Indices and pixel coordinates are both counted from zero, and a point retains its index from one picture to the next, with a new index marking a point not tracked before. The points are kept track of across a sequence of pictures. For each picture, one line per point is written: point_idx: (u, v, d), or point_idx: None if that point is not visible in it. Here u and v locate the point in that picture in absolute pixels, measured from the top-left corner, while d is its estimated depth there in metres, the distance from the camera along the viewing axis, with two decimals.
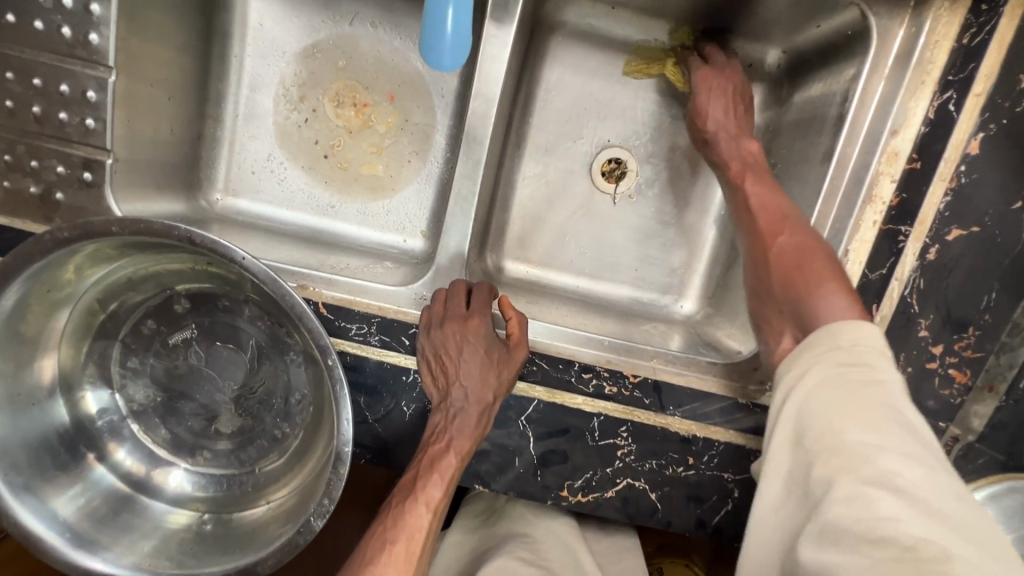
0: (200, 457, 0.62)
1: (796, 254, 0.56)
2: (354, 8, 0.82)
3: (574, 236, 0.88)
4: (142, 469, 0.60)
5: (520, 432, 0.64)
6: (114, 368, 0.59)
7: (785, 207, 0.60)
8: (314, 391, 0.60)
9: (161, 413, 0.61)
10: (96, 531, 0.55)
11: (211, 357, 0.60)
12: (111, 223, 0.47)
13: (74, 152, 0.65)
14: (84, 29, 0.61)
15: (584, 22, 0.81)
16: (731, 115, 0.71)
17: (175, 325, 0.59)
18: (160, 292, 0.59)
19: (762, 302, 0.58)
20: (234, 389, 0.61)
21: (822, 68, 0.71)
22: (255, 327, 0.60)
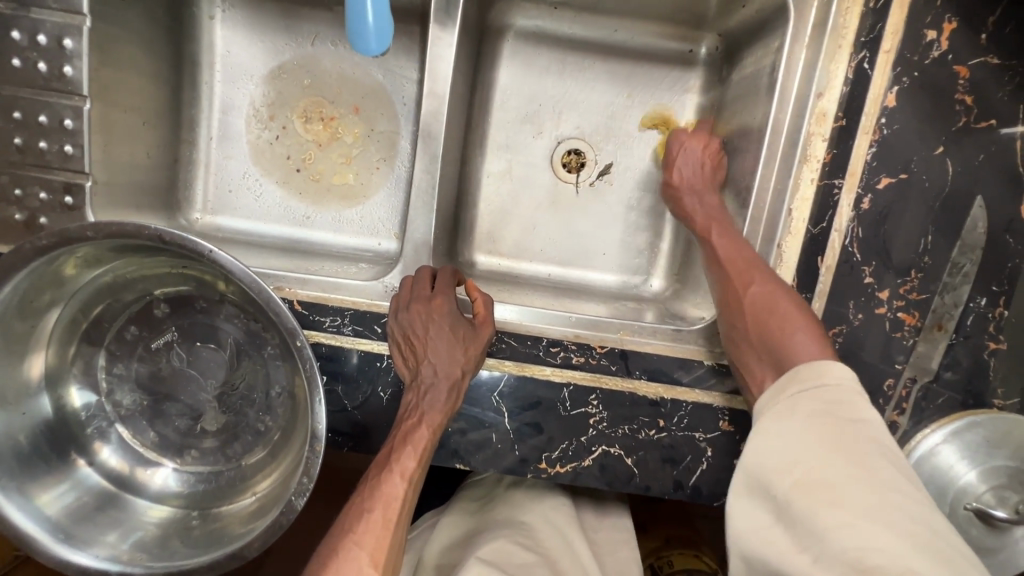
0: (187, 457, 0.64)
1: (766, 299, 0.61)
2: (314, 29, 0.87)
3: (541, 227, 0.92)
4: (132, 471, 0.63)
5: (495, 407, 0.67)
6: (101, 375, 0.62)
7: (749, 258, 0.64)
8: (292, 382, 0.62)
9: (148, 416, 0.63)
10: (88, 531, 0.57)
11: (192, 357, 0.63)
12: (87, 228, 0.51)
13: (55, 177, 0.69)
14: (59, 63, 0.66)
15: (531, 23, 0.86)
16: (702, 170, 0.76)
17: (156, 329, 0.62)
18: (140, 299, 0.62)
19: (734, 340, 0.64)
20: (216, 387, 0.63)
21: (753, 44, 0.76)
22: (232, 325, 0.63)
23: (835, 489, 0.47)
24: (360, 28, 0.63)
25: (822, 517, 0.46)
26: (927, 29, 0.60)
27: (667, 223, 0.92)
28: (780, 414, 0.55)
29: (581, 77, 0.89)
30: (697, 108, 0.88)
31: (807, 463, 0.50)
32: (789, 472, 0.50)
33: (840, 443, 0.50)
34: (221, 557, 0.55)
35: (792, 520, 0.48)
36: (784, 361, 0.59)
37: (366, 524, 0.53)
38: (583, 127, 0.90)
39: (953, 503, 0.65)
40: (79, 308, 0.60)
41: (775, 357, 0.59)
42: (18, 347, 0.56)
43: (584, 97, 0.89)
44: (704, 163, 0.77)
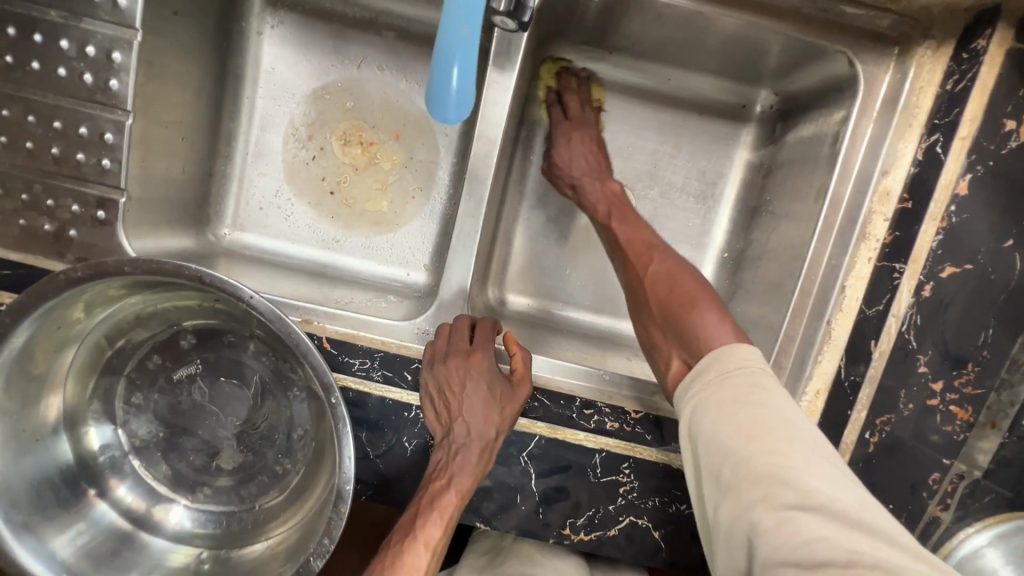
0: (200, 494, 0.62)
1: (672, 278, 0.61)
2: (361, 52, 0.85)
3: (575, 271, 0.90)
4: (143, 505, 0.60)
5: (522, 468, 0.64)
6: (118, 404, 0.60)
7: (647, 241, 0.67)
8: (318, 427, 0.60)
9: (163, 449, 0.61)
10: (94, 572, 0.54)
11: (215, 393, 0.60)
12: (125, 263, 0.48)
13: (89, 191, 0.67)
14: (105, 76, 0.64)
15: (583, 65, 0.84)
16: (591, 163, 0.77)
17: (179, 361, 0.60)
18: (165, 328, 0.60)
19: (645, 322, 0.63)
20: (237, 425, 0.61)
21: (814, 109, 0.74)
22: (259, 362, 0.60)
23: (768, 479, 0.44)
24: (439, 90, 0.51)
25: (771, 528, 0.42)
26: (1007, 119, 0.58)
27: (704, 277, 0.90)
28: (692, 412, 0.52)
29: (628, 125, 0.87)
30: (745, 164, 0.86)
31: (734, 461, 0.47)
32: (724, 472, 0.47)
33: (765, 427, 0.47)
34: None
35: (739, 523, 0.45)
36: (692, 344, 0.57)
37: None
38: (626, 173, 0.88)
39: None
40: (101, 337, 0.58)
41: (682, 341, 0.57)
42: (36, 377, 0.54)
43: (631, 143, 0.87)
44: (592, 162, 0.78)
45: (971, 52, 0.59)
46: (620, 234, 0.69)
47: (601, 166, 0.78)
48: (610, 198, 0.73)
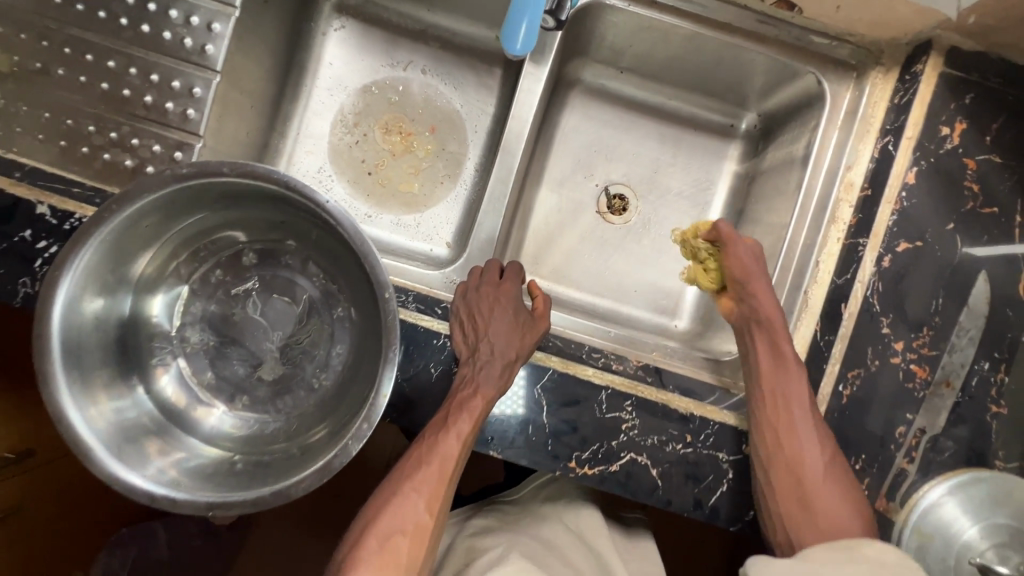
0: (238, 402, 0.67)
1: (807, 452, 0.67)
2: (410, 56, 0.99)
3: (581, 258, 1.01)
4: (185, 405, 0.65)
5: (535, 399, 0.70)
6: (177, 310, 0.66)
7: (801, 399, 0.69)
8: (356, 342, 0.67)
9: (211, 355, 0.67)
10: (137, 452, 0.58)
11: (267, 307, 0.68)
12: (223, 166, 0.56)
13: (171, 135, 0.76)
14: (203, 41, 0.76)
15: (597, 81, 0.99)
16: (754, 276, 0.74)
17: (240, 276, 0.68)
18: (230, 244, 0.67)
19: (775, 485, 0.67)
20: (282, 338, 0.67)
21: (790, 124, 0.88)
22: (311, 283, 0.68)
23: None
24: (511, 36, 0.67)
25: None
26: (942, 125, 0.72)
27: None
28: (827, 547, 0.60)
29: (634, 136, 1.01)
30: (733, 175, 1.00)
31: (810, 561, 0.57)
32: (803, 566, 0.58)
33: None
34: (269, 493, 0.56)
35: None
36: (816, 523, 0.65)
37: (425, 479, 0.60)
38: (630, 176, 1.01)
39: (959, 557, 0.65)
40: (175, 246, 0.65)
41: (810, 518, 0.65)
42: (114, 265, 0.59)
43: (635, 151, 1.01)
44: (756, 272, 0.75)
45: (912, 73, 0.74)
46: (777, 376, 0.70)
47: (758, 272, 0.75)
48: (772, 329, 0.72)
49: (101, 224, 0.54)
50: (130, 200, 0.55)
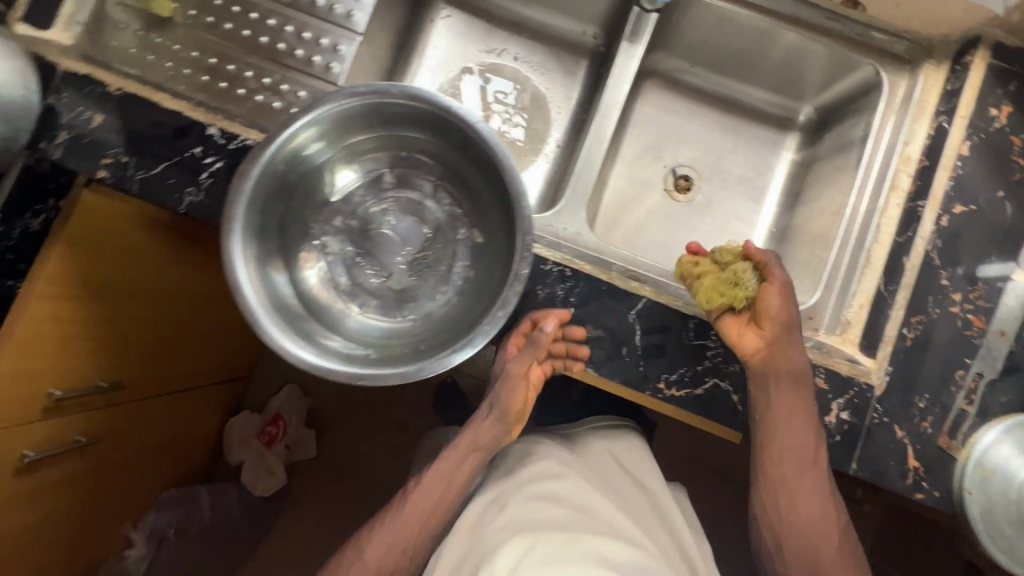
0: (368, 305, 0.75)
1: (807, 516, 0.75)
2: (505, 44, 1.12)
3: (649, 230, 1.10)
4: (324, 300, 0.74)
5: (630, 324, 0.78)
6: (323, 220, 0.76)
7: (811, 462, 0.74)
8: (477, 259, 0.76)
9: (348, 262, 0.76)
10: (291, 328, 0.67)
11: (399, 225, 0.77)
12: (392, 88, 0.66)
13: (313, 83, 0.87)
14: (350, 9, 0.89)
15: (670, 73, 1.11)
16: (783, 320, 0.74)
17: (379, 196, 0.77)
18: (376, 165, 0.77)
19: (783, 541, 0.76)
20: (409, 253, 0.76)
21: (846, 113, 0.99)
22: (439, 208, 0.78)
23: None
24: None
25: None
26: (992, 106, 0.82)
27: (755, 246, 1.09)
28: None
29: (700, 124, 1.12)
30: (790, 162, 1.10)
31: None
32: None
33: None
34: (408, 371, 0.64)
35: None
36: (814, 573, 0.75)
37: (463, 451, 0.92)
38: (695, 159, 1.12)
39: (1021, 492, 0.72)
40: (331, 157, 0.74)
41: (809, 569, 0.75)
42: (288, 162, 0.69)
43: (700, 138, 1.12)
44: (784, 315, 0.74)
45: (962, 64, 0.85)
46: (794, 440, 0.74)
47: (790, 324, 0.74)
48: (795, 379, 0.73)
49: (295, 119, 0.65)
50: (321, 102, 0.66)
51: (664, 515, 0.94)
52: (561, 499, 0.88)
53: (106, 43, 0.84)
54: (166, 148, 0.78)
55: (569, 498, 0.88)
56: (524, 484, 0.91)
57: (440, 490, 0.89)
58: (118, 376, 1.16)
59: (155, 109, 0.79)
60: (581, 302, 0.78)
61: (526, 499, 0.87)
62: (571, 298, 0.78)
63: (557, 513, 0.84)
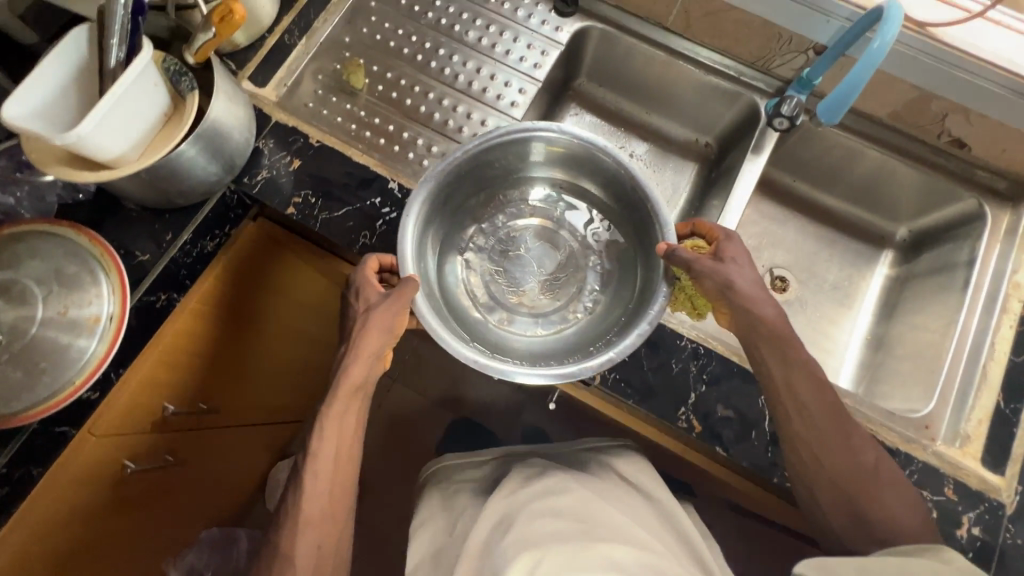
0: (502, 311, 1.00)
1: (853, 472, 0.72)
2: (625, 142, 1.22)
3: None
4: (472, 301, 0.99)
5: (760, 407, 0.81)
6: (474, 239, 1.03)
7: (836, 412, 0.74)
8: (606, 284, 1.01)
9: (491, 276, 1.02)
10: (448, 318, 0.92)
11: (534, 253, 1.04)
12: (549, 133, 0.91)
13: None
14: (514, 101, 1.04)
15: (772, 184, 1.22)
16: (755, 280, 0.77)
17: (521, 220, 1.05)
18: (522, 196, 1.04)
19: (833, 502, 0.73)
20: (542, 277, 1.02)
21: (943, 237, 1.08)
22: (574, 240, 1.04)
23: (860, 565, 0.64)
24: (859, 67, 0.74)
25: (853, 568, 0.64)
26: None
27: (850, 351, 1.13)
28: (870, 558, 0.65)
29: (797, 231, 1.21)
30: (886, 276, 1.17)
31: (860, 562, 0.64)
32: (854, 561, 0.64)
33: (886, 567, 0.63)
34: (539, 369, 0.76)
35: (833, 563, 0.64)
36: (886, 521, 0.71)
37: (339, 415, 0.78)
38: (790, 263, 1.20)
39: None
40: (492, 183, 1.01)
41: (879, 528, 0.71)
42: (457, 186, 0.96)
43: (796, 244, 1.21)
44: (748, 273, 0.77)
45: None
46: (793, 380, 0.75)
47: (761, 288, 0.77)
48: (777, 329, 0.75)
49: (471, 145, 0.88)
50: (494, 134, 0.88)
51: (671, 519, 0.98)
52: (568, 512, 0.93)
53: (304, 104, 0.98)
54: (350, 195, 0.89)
55: (574, 512, 0.93)
56: (526, 502, 0.97)
57: (350, 429, 0.80)
58: (212, 400, 1.18)
59: (347, 162, 0.91)
60: (713, 380, 0.82)
61: (531, 516, 0.92)
62: (704, 376, 0.82)
63: (562, 526, 0.90)
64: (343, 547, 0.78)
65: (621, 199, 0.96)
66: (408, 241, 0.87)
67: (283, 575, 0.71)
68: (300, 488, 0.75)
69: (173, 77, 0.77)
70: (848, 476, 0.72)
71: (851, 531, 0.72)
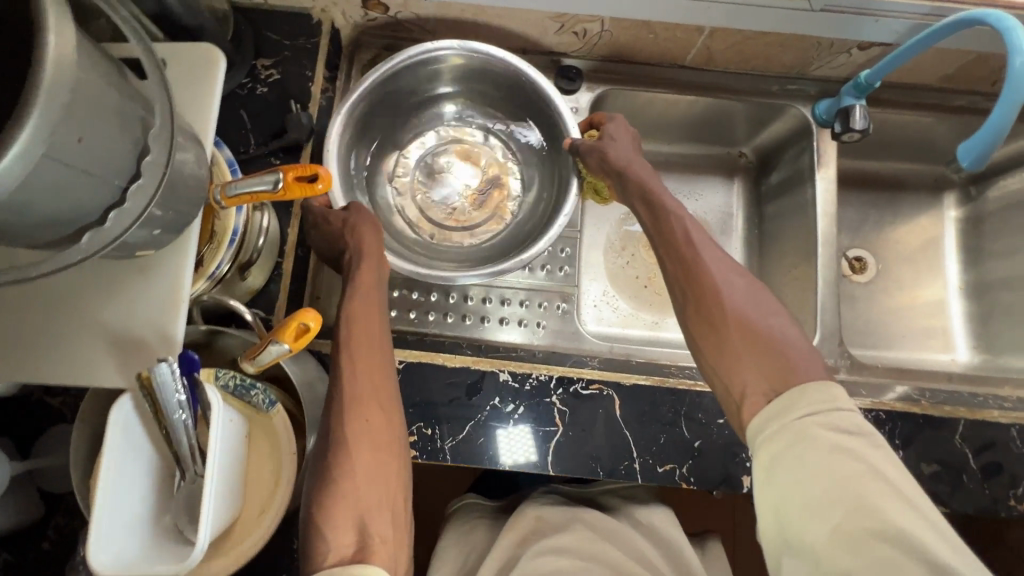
0: (438, 237, 0.89)
1: (752, 311, 0.65)
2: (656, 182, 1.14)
3: (847, 317, 1.12)
4: (403, 200, 0.89)
5: (961, 450, 0.79)
6: (398, 152, 0.90)
7: (702, 253, 0.70)
8: (527, 215, 0.89)
9: (422, 184, 0.90)
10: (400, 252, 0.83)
11: (461, 162, 0.91)
12: (452, 47, 0.79)
13: (554, 289, 0.92)
14: None
15: None
16: (622, 133, 0.82)
17: (445, 131, 0.92)
18: (444, 105, 0.90)
19: (738, 355, 0.63)
20: (469, 193, 0.90)
21: (1008, 172, 1.07)
22: (499, 143, 0.92)
23: (813, 503, 0.51)
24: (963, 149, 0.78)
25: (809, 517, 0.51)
26: None
27: (950, 308, 1.13)
28: (804, 445, 0.54)
29: (852, 207, 1.17)
30: (956, 220, 1.15)
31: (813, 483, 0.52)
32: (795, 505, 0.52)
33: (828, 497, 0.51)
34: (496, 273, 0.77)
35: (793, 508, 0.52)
36: (773, 360, 0.60)
37: (361, 304, 0.71)
38: (861, 240, 1.16)
39: None
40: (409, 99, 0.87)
41: (783, 365, 0.60)
42: (377, 109, 0.84)
43: (858, 219, 1.17)
44: (624, 138, 0.82)
45: None
46: (678, 234, 0.72)
47: (634, 149, 0.81)
48: (640, 187, 0.77)
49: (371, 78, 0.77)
50: (396, 61, 0.78)
51: (680, 564, 0.82)
52: (569, 551, 0.81)
53: None
54: (465, 409, 0.77)
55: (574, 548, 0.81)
56: (536, 538, 0.83)
57: (382, 368, 0.69)
58: None
59: (441, 371, 0.78)
60: (906, 442, 0.79)
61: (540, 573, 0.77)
62: (897, 441, 0.79)
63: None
64: (404, 468, 0.66)
65: (530, 109, 0.86)
66: (550, 431, 0.77)
67: (347, 479, 0.61)
68: (341, 431, 0.63)
69: (242, 393, 0.62)
70: (745, 323, 0.64)
71: (719, 359, 0.64)
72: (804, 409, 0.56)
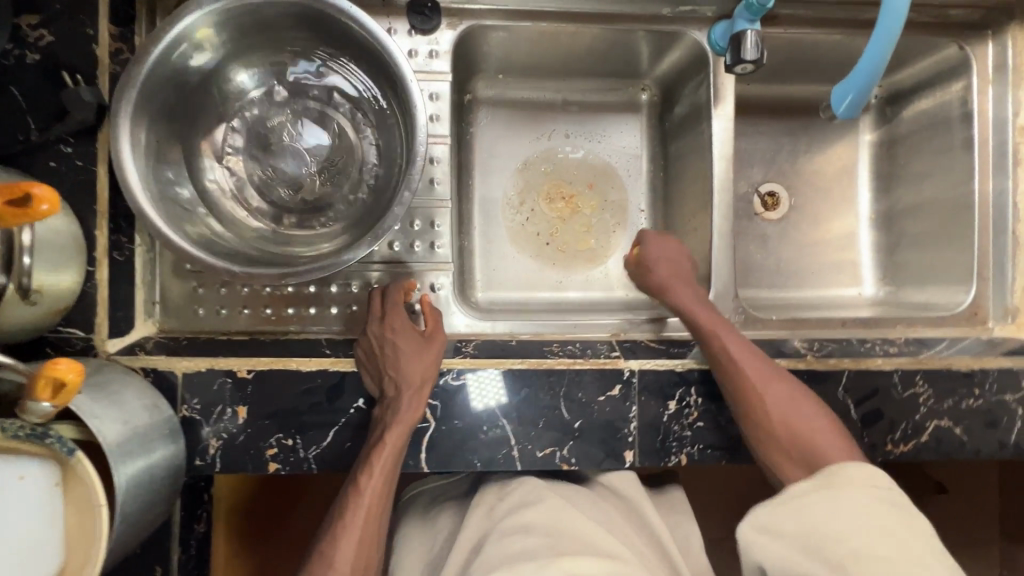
0: (285, 221, 0.78)
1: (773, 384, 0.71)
2: (552, 124, 1.03)
3: (756, 259, 1.06)
4: (236, 182, 0.77)
5: (843, 401, 0.77)
6: (224, 125, 0.76)
7: (756, 354, 0.73)
8: (381, 178, 0.79)
9: (258, 161, 0.77)
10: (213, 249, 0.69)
11: (303, 133, 0.78)
12: None
13: (427, 267, 0.82)
14: (429, 176, 0.82)
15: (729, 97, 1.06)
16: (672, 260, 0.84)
17: (279, 98, 0.77)
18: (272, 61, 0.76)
19: (768, 437, 0.70)
20: (317, 163, 0.78)
21: (924, 91, 0.99)
22: (343, 109, 0.79)
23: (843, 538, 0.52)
24: (838, 94, 0.73)
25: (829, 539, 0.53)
26: None
27: (862, 240, 1.08)
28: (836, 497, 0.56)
29: (764, 138, 1.08)
30: (871, 144, 1.07)
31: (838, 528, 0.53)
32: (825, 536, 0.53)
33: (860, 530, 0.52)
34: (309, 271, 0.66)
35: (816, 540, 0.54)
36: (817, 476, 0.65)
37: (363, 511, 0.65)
38: (774, 173, 1.08)
39: None
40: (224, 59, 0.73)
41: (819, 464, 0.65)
42: (178, 80, 0.69)
43: (772, 150, 1.08)
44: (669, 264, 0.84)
45: None
46: (717, 327, 0.75)
47: (677, 267, 0.83)
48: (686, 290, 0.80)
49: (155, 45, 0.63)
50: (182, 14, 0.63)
51: (641, 530, 0.78)
52: (537, 528, 0.72)
53: (195, 312, 0.78)
54: (327, 413, 0.71)
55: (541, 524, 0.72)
56: (500, 516, 0.75)
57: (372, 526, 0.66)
58: None
59: (295, 378, 0.71)
60: None
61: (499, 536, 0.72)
62: None
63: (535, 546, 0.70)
64: None
65: (370, 62, 0.73)
66: (423, 427, 0.72)
67: None
68: None
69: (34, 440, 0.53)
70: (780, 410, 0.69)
71: (771, 447, 0.69)
72: (849, 472, 0.58)
